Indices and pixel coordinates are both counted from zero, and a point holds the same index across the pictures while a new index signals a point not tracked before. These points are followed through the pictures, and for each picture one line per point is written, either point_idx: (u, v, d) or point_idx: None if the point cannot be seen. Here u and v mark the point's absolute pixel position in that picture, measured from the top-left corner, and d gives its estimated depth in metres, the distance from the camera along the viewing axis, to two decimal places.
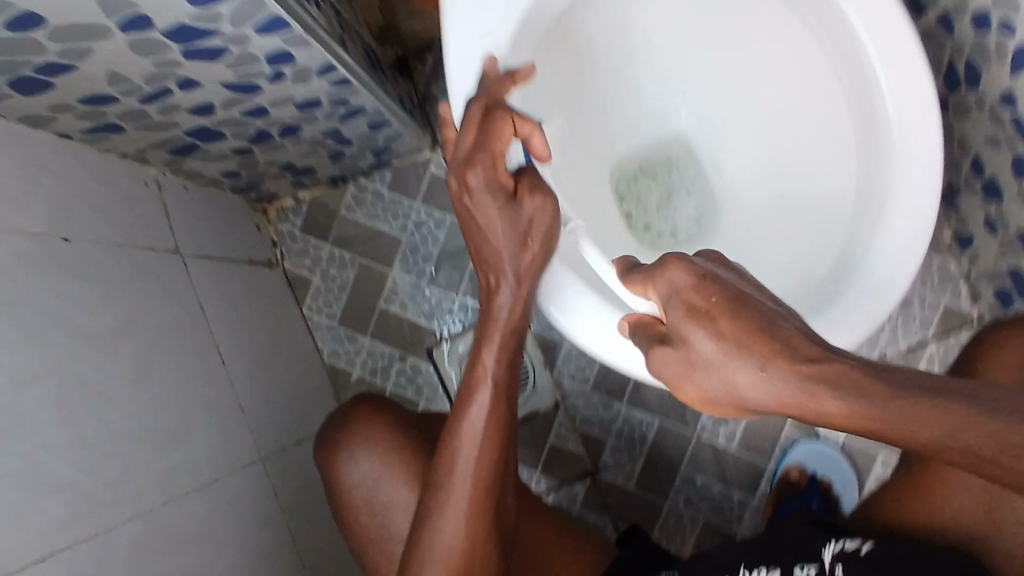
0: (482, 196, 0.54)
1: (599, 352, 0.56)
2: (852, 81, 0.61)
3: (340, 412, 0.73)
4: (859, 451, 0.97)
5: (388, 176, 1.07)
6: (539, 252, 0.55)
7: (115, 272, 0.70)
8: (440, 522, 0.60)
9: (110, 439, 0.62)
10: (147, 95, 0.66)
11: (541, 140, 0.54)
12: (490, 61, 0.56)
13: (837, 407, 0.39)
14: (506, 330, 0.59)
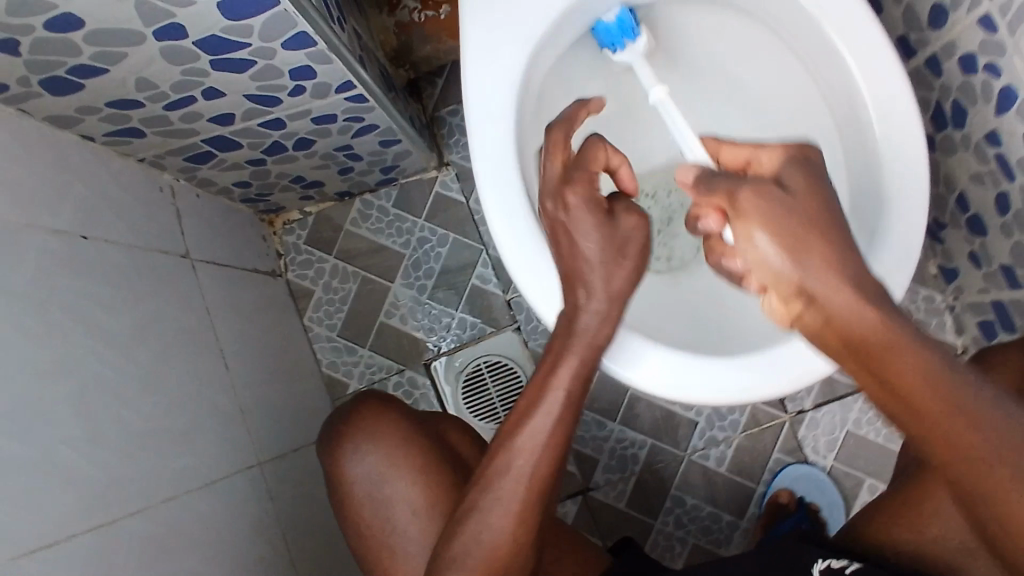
0: (581, 211, 0.56)
1: (658, 394, 0.60)
2: (841, 112, 0.65)
3: (343, 410, 0.74)
4: (847, 476, 0.99)
5: (394, 193, 1.10)
6: (632, 269, 0.57)
7: (129, 271, 0.72)
8: (485, 522, 0.58)
9: (119, 433, 0.63)
10: (172, 102, 0.68)
11: (628, 174, 0.59)
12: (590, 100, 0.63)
13: (865, 285, 0.43)
14: (589, 346, 0.57)
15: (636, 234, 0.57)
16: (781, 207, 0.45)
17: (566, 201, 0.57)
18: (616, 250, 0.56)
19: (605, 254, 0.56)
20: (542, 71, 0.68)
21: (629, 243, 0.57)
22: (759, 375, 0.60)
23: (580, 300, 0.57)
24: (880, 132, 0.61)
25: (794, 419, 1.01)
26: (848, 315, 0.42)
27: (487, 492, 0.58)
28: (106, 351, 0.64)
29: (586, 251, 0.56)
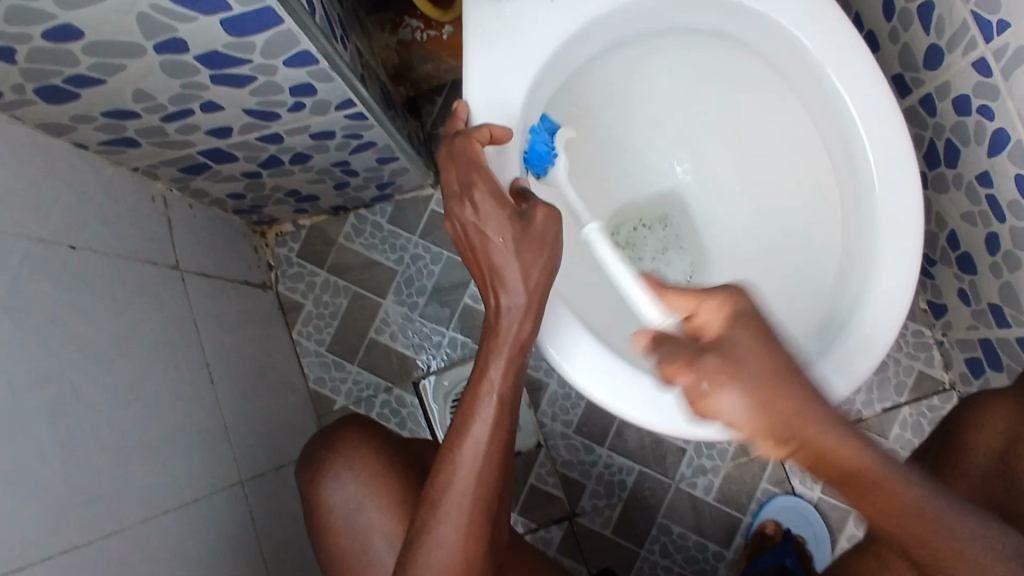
0: (487, 211, 0.56)
1: (589, 391, 0.59)
2: (838, 155, 0.65)
3: (324, 434, 0.73)
4: (833, 508, 0.99)
5: (388, 209, 1.09)
6: (548, 257, 0.56)
7: (116, 282, 0.71)
8: (434, 540, 0.57)
9: (98, 448, 0.62)
10: (169, 113, 0.67)
11: (500, 131, 0.60)
12: (502, 129, 0.60)
13: (846, 452, 0.45)
14: (514, 346, 0.56)
15: (550, 223, 0.56)
16: (768, 383, 0.44)
17: (465, 212, 0.57)
18: (532, 243, 0.56)
19: (519, 248, 0.55)
20: (546, 98, 0.67)
21: (543, 232, 0.56)
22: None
23: (502, 304, 0.56)
24: (877, 179, 0.60)
25: None
26: (838, 459, 0.45)
27: (437, 510, 0.57)
28: (89, 364, 0.63)
29: (498, 244, 0.56)
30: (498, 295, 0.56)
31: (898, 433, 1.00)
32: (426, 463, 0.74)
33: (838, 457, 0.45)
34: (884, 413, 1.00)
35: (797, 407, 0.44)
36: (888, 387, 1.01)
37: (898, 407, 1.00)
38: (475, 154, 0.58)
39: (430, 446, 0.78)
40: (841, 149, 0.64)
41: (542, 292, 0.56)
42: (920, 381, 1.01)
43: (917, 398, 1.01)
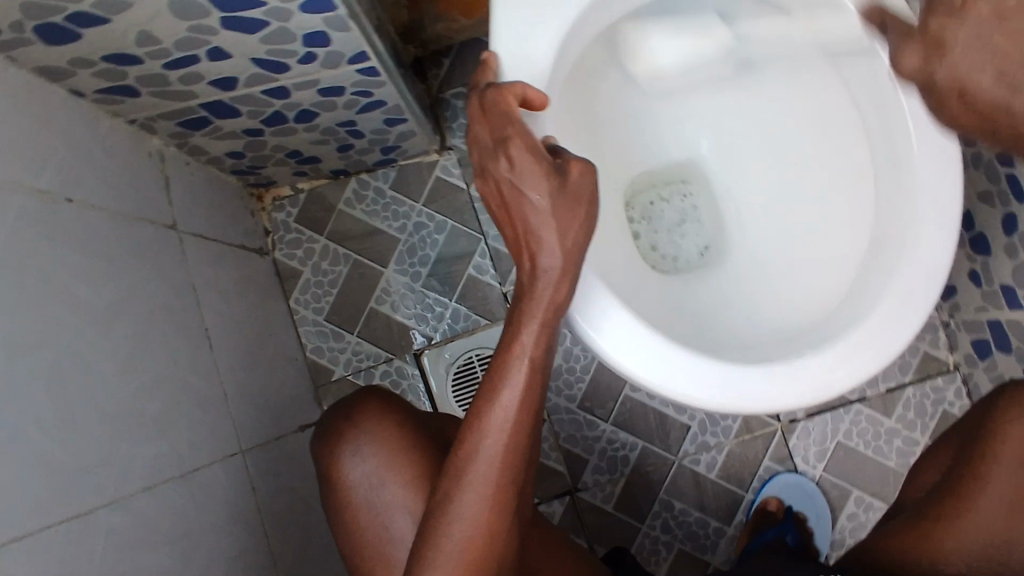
0: (524, 167, 0.52)
1: (618, 362, 0.57)
2: (875, 122, 0.63)
3: (340, 405, 0.71)
4: (834, 487, 1.00)
5: (391, 174, 1.06)
6: (585, 222, 0.53)
7: (115, 241, 0.67)
8: (457, 511, 0.55)
9: (98, 416, 0.58)
10: (174, 60, 0.63)
11: (536, 91, 0.55)
12: (537, 92, 0.55)
13: None
14: (548, 311, 0.53)
15: (585, 181, 0.53)
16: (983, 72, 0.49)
17: (499, 167, 0.53)
18: (568, 203, 0.52)
19: (558, 208, 0.52)
20: (575, 52, 0.64)
21: (579, 191, 0.53)
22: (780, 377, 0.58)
23: (538, 266, 0.53)
24: (917, 146, 0.59)
25: (786, 427, 1.01)
26: None
27: (461, 479, 0.55)
28: (87, 324, 0.59)
29: (538, 203, 0.52)
30: (534, 256, 0.53)
31: (901, 413, 1.00)
32: (446, 437, 0.72)
33: None
34: (888, 393, 1.00)
35: None
36: (892, 368, 1.00)
37: (902, 386, 1.00)
38: (508, 106, 0.54)
39: (448, 421, 0.76)
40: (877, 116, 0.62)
41: (578, 254, 0.53)
42: (925, 362, 1.00)
43: (921, 378, 1.00)
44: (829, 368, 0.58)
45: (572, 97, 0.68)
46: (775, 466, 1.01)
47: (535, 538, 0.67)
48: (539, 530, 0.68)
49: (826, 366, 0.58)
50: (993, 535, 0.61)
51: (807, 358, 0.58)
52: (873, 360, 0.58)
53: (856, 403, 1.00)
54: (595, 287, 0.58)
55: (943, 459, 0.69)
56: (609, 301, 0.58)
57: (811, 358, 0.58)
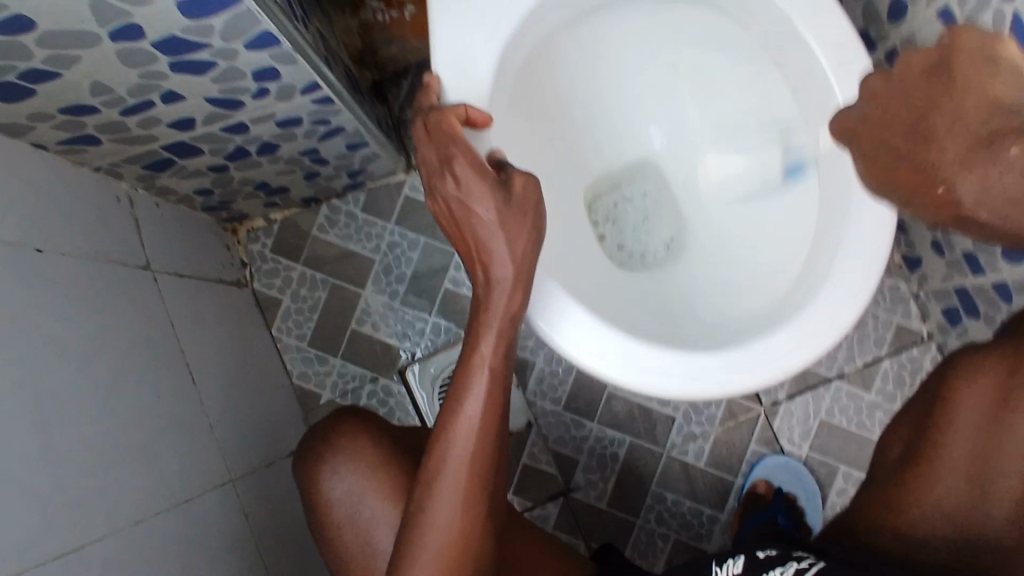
0: (470, 184, 0.54)
1: (581, 362, 0.59)
2: (810, 103, 0.65)
3: (320, 427, 0.72)
4: (822, 464, 1.01)
5: (361, 198, 1.08)
6: (533, 231, 0.55)
7: (91, 287, 0.68)
8: (429, 521, 0.56)
9: (86, 456, 0.59)
10: (130, 106, 0.65)
11: (477, 111, 0.56)
12: (481, 114, 0.57)
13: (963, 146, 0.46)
14: (505, 319, 0.55)
15: (530, 192, 0.55)
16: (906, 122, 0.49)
17: (446, 187, 0.55)
18: (515, 215, 0.54)
19: (505, 220, 0.54)
20: (518, 64, 0.66)
21: (524, 201, 0.54)
22: (734, 362, 0.59)
23: (492, 277, 0.54)
24: None
25: (769, 410, 1.03)
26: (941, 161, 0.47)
27: (433, 490, 0.57)
28: (68, 366, 0.60)
29: (485, 218, 0.54)
30: (486, 268, 0.54)
31: (880, 386, 1.01)
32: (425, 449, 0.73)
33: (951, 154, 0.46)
34: (866, 367, 1.02)
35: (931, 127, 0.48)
36: (868, 342, 1.02)
37: (879, 359, 1.02)
38: (452, 127, 0.55)
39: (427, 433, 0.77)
40: (813, 100, 0.65)
41: (529, 262, 0.55)
42: (899, 334, 1.02)
43: (896, 350, 1.02)
44: (779, 347, 0.60)
45: (522, 109, 0.70)
46: (762, 449, 1.02)
47: (516, 543, 0.68)
48: (520, 534, 0.70)
49: (777, 346, 0.60)
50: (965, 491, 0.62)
51: (757, 342, 0.60)
52: (821, 338, 0.59)
53: (834, 379, 1.02)
54: (554, 291, 0.60)
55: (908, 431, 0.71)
56: (569, 303, 0.59)
57: (763, 342, 0.60)
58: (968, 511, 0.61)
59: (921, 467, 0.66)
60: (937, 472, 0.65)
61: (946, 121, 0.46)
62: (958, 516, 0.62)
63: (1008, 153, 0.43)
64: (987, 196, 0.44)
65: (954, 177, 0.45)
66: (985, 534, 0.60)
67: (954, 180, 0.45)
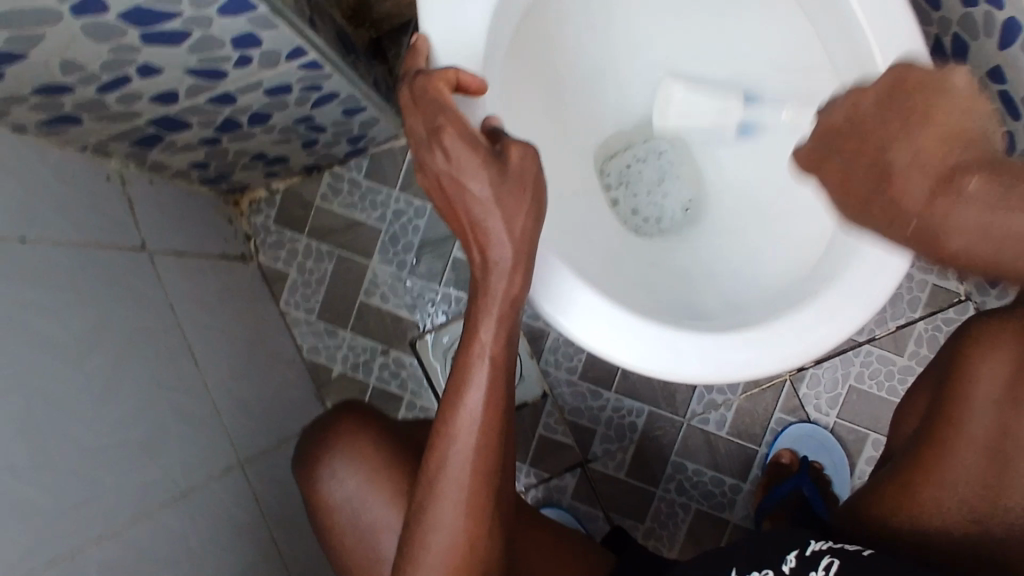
0: (461, 158, 0.49)
1: (590, 344, 0.55)
2: (840, 44, 0.60)
3: (320, 424, 0.70)
4: (849, 432, 0.98)
5: (364, 163, 1.03)
6: (533, 208, 0.50)
7: (81, 277, 0.65)
8: (434, 519, 0.54)
9: (81, 458, 0.58)
10: (106, 82, 0.61)
11: (469, 76, 0.51)
12: (472, 79, 0.51)
13: (920, 195, 0.43)
14: (505, 304, 0.51)
15: (528, 164, 0.50)
16: (859, 181, 0.47)
17: (435, 160, 0.50)
18: (513, 191, 0.49)
19: (501, 197, 0.49)
20: (515, 19, 0.60)
21: (522, 176, 0.50)
22: (751, 353, 0.55)
23: (489, 259, 0.50)
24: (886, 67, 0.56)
25: (795, 376, 0.98)
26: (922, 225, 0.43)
27: (436, 486, 0.54)
28: (59, 365, 0.58)
29: (480, 196, 0.49)
30: (483, 249, 0.50)
31: (913, 350, 0.96)
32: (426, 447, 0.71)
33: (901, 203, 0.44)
34: (898, 331, 0.96)
35: (871, 188, 0.47)
36: (900, 305, 0.96)
37: (912, 322, 0.96)
38: (441, 94, 0.50)
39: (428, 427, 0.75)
40: (842, 44, 0.60)
41: (530, 241, 0.51)
42: (934, 294, 0.96)
43: (931, 312, 0.96)
44: (802, 332, 0.55)
45: (521, 70, 0.65)
46: (786, 417, 0.99)
47: (523, 538, 0.67)
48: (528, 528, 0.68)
49: (798, 331, 0.55)
50: (982, 477, 0.58)
51: (776, 326, 0.56)
52: (845, 321, 0.55)
53: (865, 344, 0.97)
54: (556, 273, 0.55)
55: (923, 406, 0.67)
56: (573, 285, 0.55)
57: (782, 325, 0.55)
58: (985, 503, 0.57)
59: (935, 448, 0.62)
60: (953, 454, 0.60)
61: (903, 165, 0.44)
62: (976, 500, 0.58)
63: (968, 186, 0.41)
64: (974, 235, 0.41)
65: (937, 217, 0.42)
66: (1009, 520, 0.56)
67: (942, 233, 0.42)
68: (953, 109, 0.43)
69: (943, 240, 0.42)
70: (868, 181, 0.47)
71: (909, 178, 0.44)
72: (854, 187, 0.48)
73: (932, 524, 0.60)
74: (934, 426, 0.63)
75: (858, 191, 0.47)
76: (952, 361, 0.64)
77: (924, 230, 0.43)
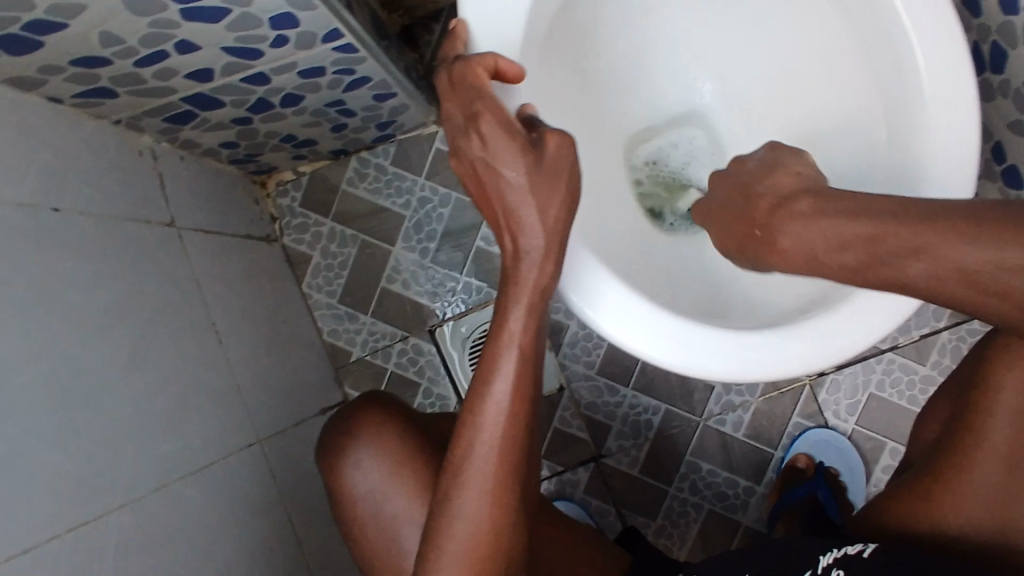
0: (497, 144, 0.49)
1: (623, 340, 0.54)
2: (874, 39, 0.59)
3: (341, 415, 0.70)
4: (867, 440, 0.97)
5: (391, 150, 1.04)
6: (566, 197, 0.50)
7: (112, 250, 0.66)
8: (457, 508, 0.54)
9: (105, 427, 0.59)
10: (144, 57, 0.62)
11: (507, 63, 0.50)
12: (511, 67, 0.51)
13: (794, 218, 0.51)
14: (534, 293, 0.51)
15: (563, 153, 0.50)
16: (733, 214, 0.57)
17: (471, 146, 0.50)
18: (547, 180, 0.49)
19: (535, 184, 0.49)
20: (552, 7, 0.60)
21: (557, 165, 0.50)
22: (782, 358, 0.55)
23: (520, 248, 0.50)
24: (924, 63, 0.55)
25: (815, 381, 0.98)
26: (795, 242, 0.51)
27: (460, 474, 0.54)
28: (87, 334, 0.59)
29: (514, 183, 0.49)
30: (515, 237, 0.50)
31: (936, 361, 0.95)
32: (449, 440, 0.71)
33: (775, 228, 0.52)
34: (922, 340, 0.95)
35: (740, 214, 0.56)
36: (925, 314, 0.95)
37: (937, 332, 0.95)
38: (479, 82, 0.50)
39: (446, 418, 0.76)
40: (877, 39, 0.59)
41: (561, 230, 0.51)
42: None
43: (956, 322, 0.95)
44: (832, 340, 0.54)
45: (556, 61, 0.65)
46: (804, 421, 0.98)
47: (543, 533, 0.66)
48: (548, 527, 0.68)
49: (829, 340, 0.54)
50: (1001, 492, 0.58)
51: (806, 332, 0.55)
52: (875, 327, 0.54)
53: (887, 352, 0.96)
54: (588, 269, 0.55)
55: (942, 412, 0.66)
56: (604, 280, 0.55)
57: (812, 331, 0.55)
58: (1002, 516, 0.58)
59: (954, 460, 0.61)
60: (975, 469, 0.59)
61: (768, 192, 0.54)
62: (995, 513, 0.58)
63: (800, 205, 0.52)
64: (821, 241, 0.50)
65: (782, 224, 0.52)
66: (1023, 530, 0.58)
67: (787, 238, 0.52)
68: (798, 163, 0.55)
69: (781, 244, 0.52)
70: (745, 207, 0.55)
71: (776, 199, 0.53)
72: (739, 216, 0.56)
73: (952, 533, 0.60)
74: (954, 433, 0.62)
75: (736, 219, 0.56)
76: (971, 365, 0.62)
77: (768, 238, 0.53)
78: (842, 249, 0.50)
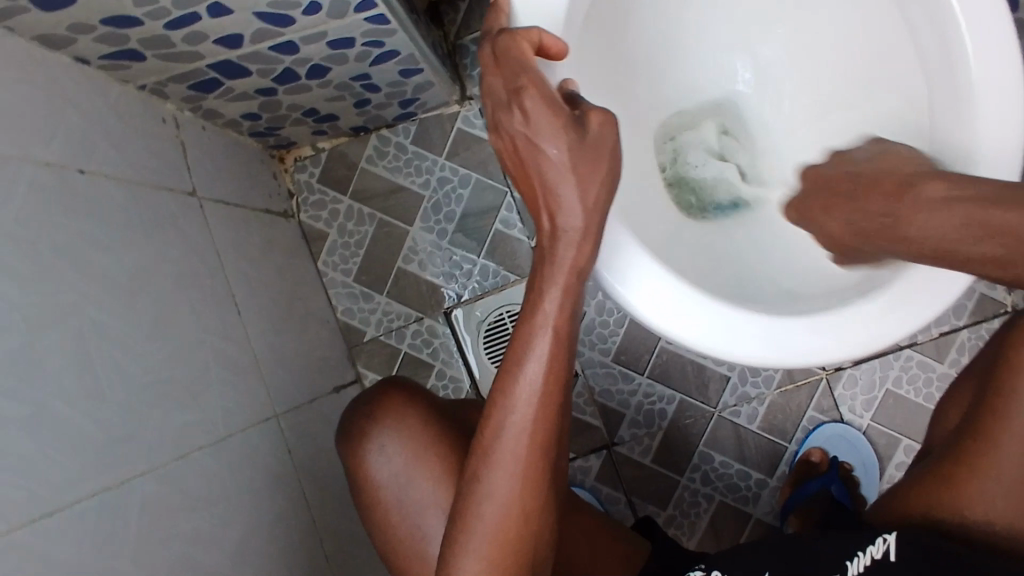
0: (540, 119, 0.48)
1: (658, 324, 0.54)
2: (919, 22, 0.59)
3: (364, 399, 0.70)
4: (882, 436, 0.96)
5: (412, 129, 1.03)
6: (606, 177, 0.49)
7: (137, 216, 0.66)
8: (485, 489, 0.54)
9: (127, 393, 0.58)
10: (175, 19, 0.61)
11: (551, 38, 0.51)
12: (557, 46, 0.51)
13: (916, 208, 0.51)
14: (571, 274, 0.51)
15: (606, 133, 0.49)
16: (851, 211, 0.57)
17: (512, 121, 0.49)
18: (589, 157, 0.49)
19: (576, 161, 0.48)
20: None
21: (599, 143, 0.49)
22: (818, 351, 0.54)
23: (558, 226, 0.50)
24: (973, 45, 0.54)
25: (832, 375, 0.97)
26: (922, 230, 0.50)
27: (489, 455, 0.54)
28: (111, 299, 0.58)
29: (555, 160, 0.48)
30: (553, 215, 0.49)
31: (955, 358, 0.94)
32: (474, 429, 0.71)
33: (898, 217, 0.52)
34: (940, 337, 0.95)
35: (861, 209, 0.56)
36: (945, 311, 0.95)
37: (956, 330, 0.94)
38: (524, 56, 0.50)
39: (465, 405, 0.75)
40: (923, 22, 0.58)
41: (600, 209, 0.50)
42: (981, 303, 0.94)
43: (976, 320, 0.94)
44: (869, 333, 0.54)
45: (596, 39, 0.64)
46: (819, 416, 0.97)
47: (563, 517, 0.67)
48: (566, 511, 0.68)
49: (866, 333, 0.54)
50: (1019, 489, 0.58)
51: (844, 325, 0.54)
52: (912, 320, 0.54)
53: (906, 348, 0.95)
54: (622, 251, 0.54)
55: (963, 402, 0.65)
56: (637, 263, 0.54)
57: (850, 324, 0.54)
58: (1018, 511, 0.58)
59: (970, 453, 0.60)
60: (992, 464, 0.59)
61: (885, 186, 0.54)
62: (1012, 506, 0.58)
63: (924, 191, 0.51)
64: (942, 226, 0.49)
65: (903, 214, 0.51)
66: None
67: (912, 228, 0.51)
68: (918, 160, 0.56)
69: (907, 232, 0.51)
70: (863, 202, 0.56)
71: (893, 189, 0.53)
72: (859, 211, 0.56)
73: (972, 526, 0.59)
74: (972, 425, 0.61)
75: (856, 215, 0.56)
76: (993, 358, 0.62)
77: (894, 228, 0.52)
78: (971, 235, 0.48)
